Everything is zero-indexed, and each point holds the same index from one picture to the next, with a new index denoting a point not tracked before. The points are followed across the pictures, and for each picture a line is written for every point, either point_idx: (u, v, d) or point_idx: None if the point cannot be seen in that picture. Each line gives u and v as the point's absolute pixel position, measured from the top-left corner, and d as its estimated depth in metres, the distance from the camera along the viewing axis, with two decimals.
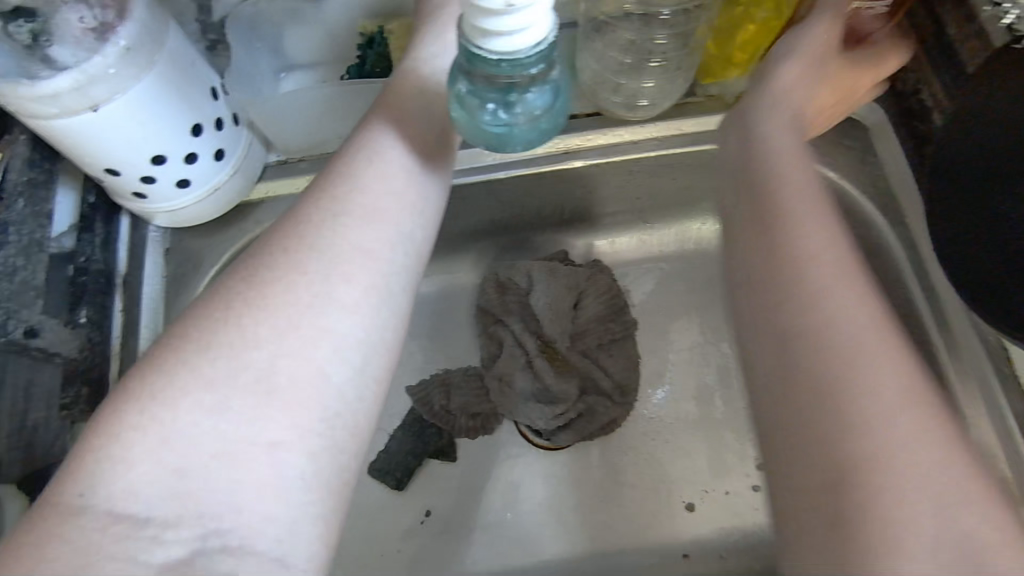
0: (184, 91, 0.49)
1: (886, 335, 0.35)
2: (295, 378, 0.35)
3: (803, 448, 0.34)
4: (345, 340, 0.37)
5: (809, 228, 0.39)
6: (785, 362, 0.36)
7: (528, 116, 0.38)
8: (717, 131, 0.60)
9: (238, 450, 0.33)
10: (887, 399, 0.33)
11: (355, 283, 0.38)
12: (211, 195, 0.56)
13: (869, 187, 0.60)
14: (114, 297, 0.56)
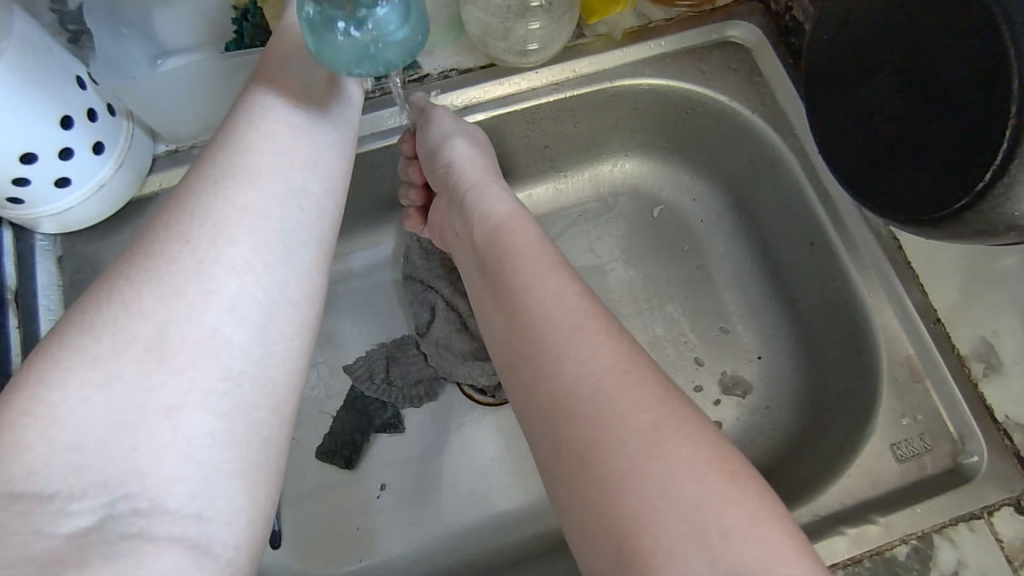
0: (45, 82, 0.46)
1: (625, 375, 0.36)
2: (187, 343, 0.33)
3: (587, 470, 0.34)
4: (238, 302, 0.35)
5: (545, 278, 0.42)
6: (557, 403, 0.37)
7: (384, 31, 0.37)
8: (612, 69, 0.62)
9: (136, 420, 0.31)
10: (613, 405, 0.35)
11: (237, 250, 0.37)
12: (96, 192, 0.53)
13: (759, 105, 0.62)
14: (7, 313, 0.52)
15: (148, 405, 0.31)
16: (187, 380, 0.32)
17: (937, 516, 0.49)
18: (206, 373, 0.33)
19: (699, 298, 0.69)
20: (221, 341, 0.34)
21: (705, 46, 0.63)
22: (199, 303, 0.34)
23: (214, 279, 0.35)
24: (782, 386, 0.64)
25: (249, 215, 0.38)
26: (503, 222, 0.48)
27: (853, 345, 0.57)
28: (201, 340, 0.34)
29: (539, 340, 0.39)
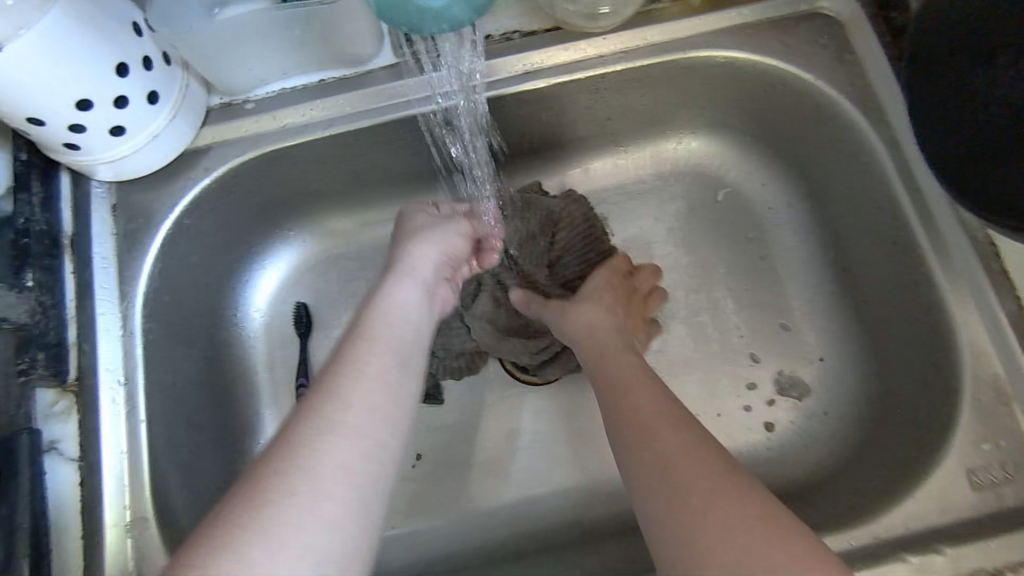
0: (102, 28, 0.45)
1: (698, 449, 0.41)
2: (378, 447, 0.40)
3: (669, 515, 0.38)
4: (388, 400, 0.41)
5: (631, 369, 0.49)
6: (642, 464, 0.42)
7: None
8: (687, 38, 0.57)
9: (336, 505, 0.37)
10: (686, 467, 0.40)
11: (374, 371, 0.42)
12: (151, 143, 0.53)
13: (847, 85, 0.56)
14: (62, 259, 0.53)
15: (299, 488, 0.36)
16: (331, 476, 0.37)
17: (1017, 554, 0.44)
18: (344, 467, 0.38)
19: (760, 291, 0.65)
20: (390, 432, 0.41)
21: (791, 18, 0.57)
22: (351, 415, 0.39)
23: (354, 395, 0.40)
24: (843, 392, 0.61)
25: (385, 340, 0.44)
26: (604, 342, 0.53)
27: (932, 358, 0.52)
28: (346, 443, 0.38)
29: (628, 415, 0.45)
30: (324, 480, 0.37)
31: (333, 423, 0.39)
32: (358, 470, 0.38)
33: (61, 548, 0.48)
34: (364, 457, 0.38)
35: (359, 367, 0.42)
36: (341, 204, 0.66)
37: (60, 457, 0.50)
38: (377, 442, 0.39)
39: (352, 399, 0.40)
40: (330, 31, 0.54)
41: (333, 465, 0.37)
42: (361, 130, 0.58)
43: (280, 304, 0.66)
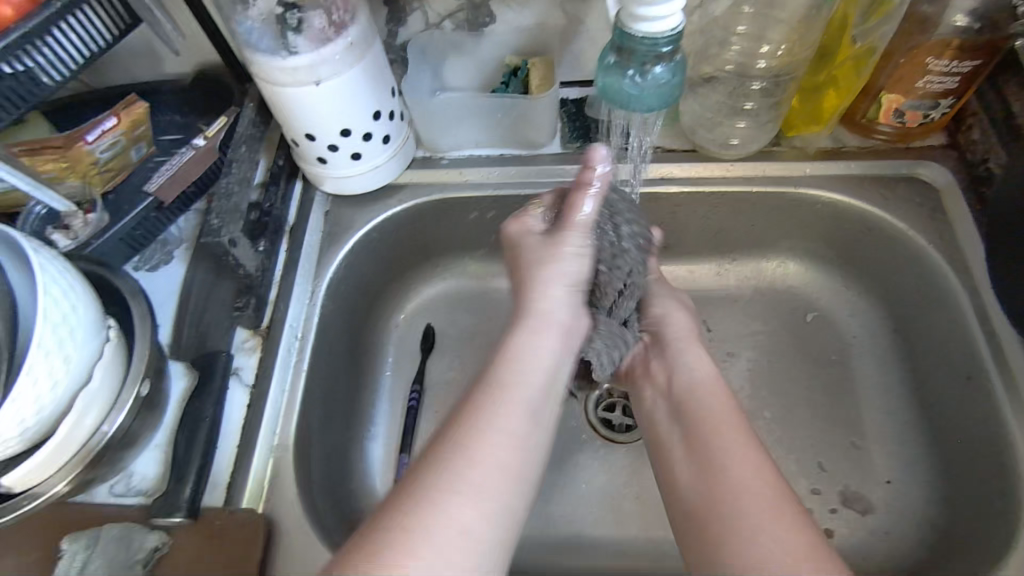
0: (376, 85, 0.63)
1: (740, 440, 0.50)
2: (486, 470, 0.43)
3: (716, 476, 0.48)
4: (505, 440, 0.44)
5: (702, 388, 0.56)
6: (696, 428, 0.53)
7: (655, 82, 0.51)
8: (798, 177, 0.70)
9: (458, 536, 0.41)
10: (725, 461, 0.49)
11: (502, 426, 0.45)
12: (371, 171, 0.70)
13: (935, 238, 0.66)
14: (282, 240, 0.70)
15: (442, 490, 0.42)
16: (448, 532, 0.40)
17: None
18: (464, 528, 0.41)
19: (834, 406, 0.71)
20: (486, 462, 0.43)
21: (893, 177, 0.69)
22: (474, 478, 0.42)
23: (479, 454, 0.43)
24: (904, 515, 0.64)
25: (522, 392, 0.47)
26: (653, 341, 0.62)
27: (996, 487, 0.56)
28: (470, 503, 0.42)
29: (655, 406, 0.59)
30: (445, 544, 0.40)
31: (461, 476, 0.42)
32: (500, 469, 0.44)
33: (222, 454, 0.59)
34: (483, 520, 0.42)
35: (491, 420, 0.45)
36: (483, 254, 0.80)
37: (239, 381, 0.62)
38: (492, 503, 0.42)
39: (476, 454, 0.43)
40: (521, 118, 0.71)
41: (459, 528, 0.41)
42: (524, 197, 0.73)
43: (414, 321, 0.80)
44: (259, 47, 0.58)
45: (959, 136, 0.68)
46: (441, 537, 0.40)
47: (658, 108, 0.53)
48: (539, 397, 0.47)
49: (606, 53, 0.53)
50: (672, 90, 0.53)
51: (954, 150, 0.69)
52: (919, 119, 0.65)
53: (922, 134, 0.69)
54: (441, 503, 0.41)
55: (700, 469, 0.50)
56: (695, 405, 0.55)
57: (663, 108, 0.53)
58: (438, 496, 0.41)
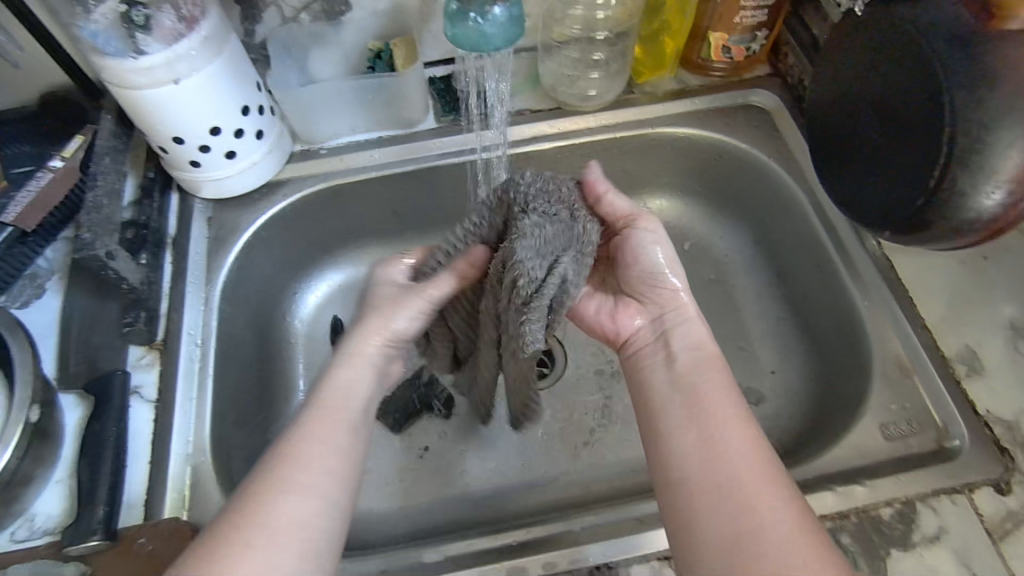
0: (240, 78, 0.63)
1: (760, 457, 0.47)
2: (306, 455, 0.50)
3: (700, 483, 0.47)
4: (334, 428, 0.53)
5: (710, 378, 0.53)
6: (685, 431, 0.50)
7: (497, 21, 0.55)
8: (652, 118, 0.77)
9: (283, 532, 0.46)
10: (791, 536, 0.43)
11: (334, 413, 0.54)
12: (249, 169, 0.70)
13: (774, 153, 0.75)
14: (164, 252, 0.68)
15: (274, 493, 0.47)
16: (285, 518, 0.46)
17: (920, 486, 0.54)
18: (313, 485, 0.49)
19: (720, 317, 0.79)
20: (308, 460, 0.50)
21: (732, 107, 0.78)
22: (313, 453, 0.50)
23: (322, 440, 0.51)
24: (790, 396, 0.72)
25: (350, 402, 0.55)
26: (702, 360, 0.54)
27: (852, 349, 0.66)
28: (329, 452, 0.51)
29: (711, 453, 0.48)
30: (300, 509, 0.47)
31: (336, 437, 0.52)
32: (326, 455, 0.51)
33: (133, 472, 0.57)
34: (321, 494, 0.48)
35: (324, 432, 0.52)
36: (379, 239, 0.82)
37: (141, 400, 0.60)
38: (335, 481, 0.50)
39: (328, 437, 0.52)
40: (393, 99, 0.73)
41: (290, 515, 0.46)
42: (409, 174, 0.75)
43: (321, 315, 0.79)
44: (107, 50, 0.56)
45: (780, 65, 0.78)
46: (299, 496, 0.48)
47: (507, 47, 0.57)
48: (366, 384, 0.57)
49: (450, 5, 0.56)
50: (516, 28, 0.57)
51: (777, 77, 0.79)
52: (744, 53, 0.75)
53: (749, 67, 0.79)
54: (268, 505, 0.47)
55: (697, 457, 0.48)
56: (694, 381, 0.53)
57: (512, 45, 0.56)
58: (272, 492, 0.47)
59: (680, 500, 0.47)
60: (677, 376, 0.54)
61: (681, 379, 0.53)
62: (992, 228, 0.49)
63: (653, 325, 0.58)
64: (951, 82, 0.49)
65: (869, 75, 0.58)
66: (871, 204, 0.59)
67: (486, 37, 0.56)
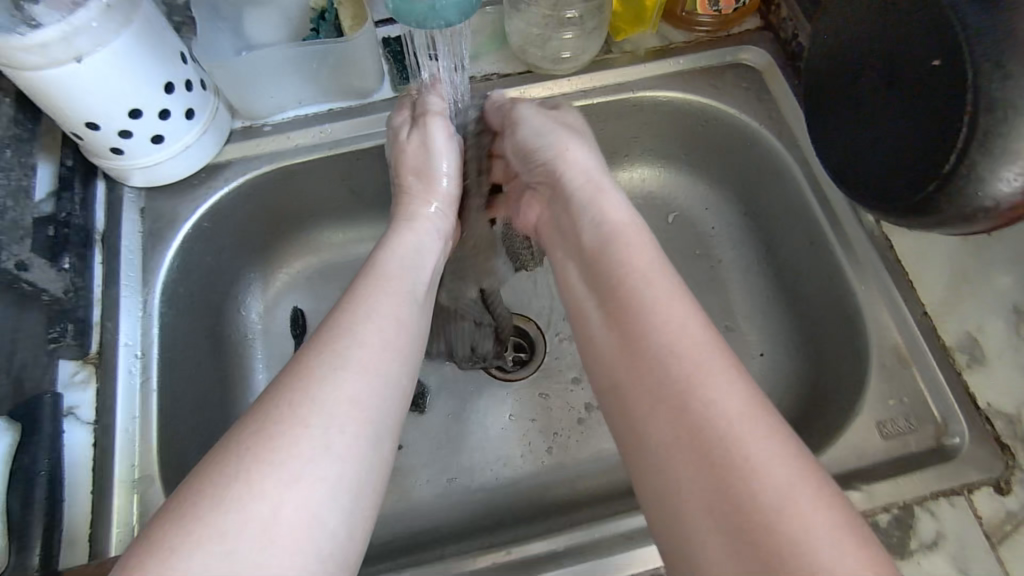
0: (157, 51, 0.55)
1: (726, 378, 0.37)
2: (371, 352, 0.43)
3: (668, 437, 0.36)
4: (375, 332, 0.44)
5: (644, 277, 0.44)
6: (637, 369, 0.39)
7: None
8: (634, 80, 0.69)
9: (319, 440, 0.38)
10: (750, 444, 0.34)
11: (389, 304, 0.47)
12: (182, 152, 0.62)
13: (766, 117, 0.68)
14: (93, 251, 0.61)
15: (323, 385, 0.40)
16: (337, 407, 0.40)
17: (919, 489, 0.52)
18: (355, 400, 0.41)
19: (706, 296, 0.74)
20: (351, 367, 0.42)
21: (719, 65, 0.70)
22: (358, 357, 0.42)
23: (358, 332, 0.44)
24: (781, 381, 0.68)
25: (388, 291, 0.48)
26: (616, 229, 0.48)
27: (848, 334, 0.62)
28: (353, 353, 0.43)
29: (648, 370, 0.39)
30: (329, 421, 0.39)
31: (352, 361, 0.42)
32: (385, 352, 0.44)
33: (74, 506, 0.52)
34: (373, 393, 0.42)
35: (366, 320, 0.45)
36: (339, 219, 0.74)
37: (77, 421, 0.55)
38: (378, 380, 0.42)
39: (356, 336, 0.43)
40: (341, 66, 0.65)
41: (345, 401, 0.40)
42: (364, 150, 0.67)
43: (279, 306, 0.73)
44: None
45: (772, 16, 0.70)
46: (332, 410, 0.39)
47: (460, 19, 0.48)
48: (413, 283, 0.50)
49: None
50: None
51: (769, 30, 0.71)
52: (733, 5, 0.68)
53: (738, 19, 0.71)
54: (305, 408, 0.39)
55: (659, 403, 0.37)
56: (634, 300, 0.43)
57: (464, 17, 0.48)
58: (313, 387, 0.40)
59: (642, 462, 0.37)
60: (614, 285, 0.45)
61: (617, 314, 0.43)
62: (1008, 215, 0.44)
63: (584, 197, 0.52)
64: (975, 48, 0.42)
65: (876, 34, 0.51)
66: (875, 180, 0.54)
67: (433, 10, 0.47)
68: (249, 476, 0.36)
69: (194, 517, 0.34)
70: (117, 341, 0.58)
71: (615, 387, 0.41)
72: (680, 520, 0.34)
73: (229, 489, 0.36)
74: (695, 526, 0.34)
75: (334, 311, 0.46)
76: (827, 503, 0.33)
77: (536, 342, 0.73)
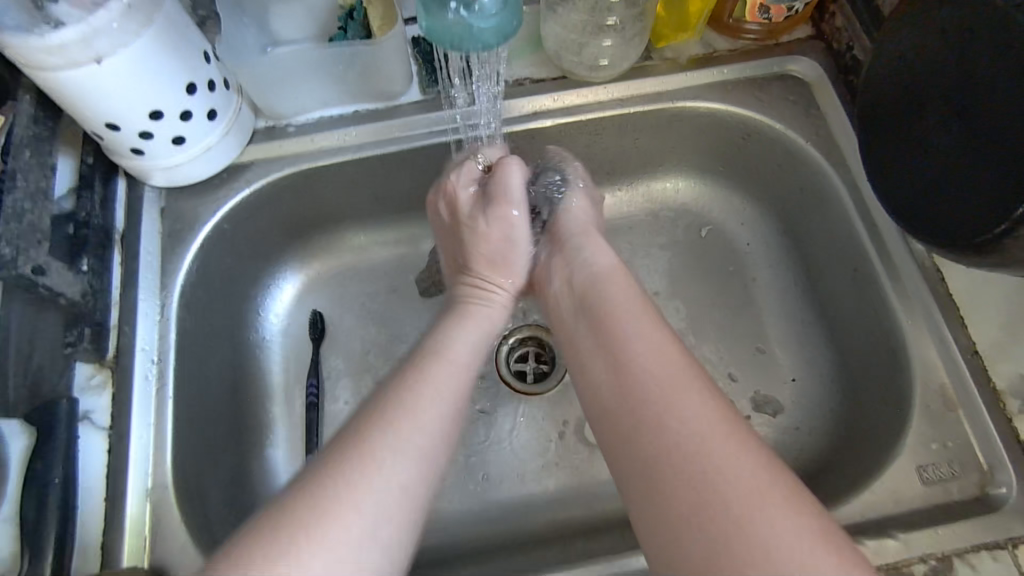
0: (179, 52, 0.53)
1: (692, 403, 0.40)
2: (425, 430, 0.43)
3: (653, 471, 0.39)
4: (432, 401, 0.44)
5: (624, 319, 0.47)
6: (625, 408, 0.42)
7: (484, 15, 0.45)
8: (673, 90, 0.66)
9: (367, 513, 0.38)
10: (723, 470, 0.37)
11: (442, 377, 0.47)
12: (204, 153, 0.60)
13: (813, 134, 0.65)
14: (111, 252, 0.59)
15: (382, 453, 0.40)
16: (392, 485, 0.40)
17: (960, 541, 0.49)
18: (408, 474, 0.41)
19: (738, 315, 0.71)
20: (406, 439, 0.42)
21: (766, 76, 0.67)
22: (415, 430, 0.42)
23: (422, 408, 0.44)
24: (813, 409, 0.65)
25: (453, 364, 0.48)
26: (600, 276, 0.52)
27: (890, 368, 0.59)
28: (414, 427, 0.43)
29: (628, 409, 0.42)
30: (385, 500, 0.39)
31: (411, 446, 0.42)
32: (439, 430, 0.44)
33: (88, 514, 0.51)
34: (423, 479, 0.41)
35: (429, 387, 0.45)
36: (361, 223, 0.72)
37: (92, 427, 0.54)
38: (433, 461, 0.43)
39: (421, 413, 0.44)
40: (368, 68, 0.62)
41: (398, 484, 0.40)
42: (390, 155, 0.65)
43: (298, 309, 0.71)
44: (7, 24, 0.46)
45: (824, 26, 0.67)
46: (383, 483, 0.39)
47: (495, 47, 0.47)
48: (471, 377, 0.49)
49: None
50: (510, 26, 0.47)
51: (821, 40, 0.67)
52: (784, 13, 0.63)
53: (788, 28, 0.67)
54: (361, 482, 0.39)
55: (642, 439, 0.40)
56: (612, 343, 0.46)
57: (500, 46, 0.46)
58: (372, 456, 0.40)
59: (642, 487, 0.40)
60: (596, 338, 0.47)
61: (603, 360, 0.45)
62: None
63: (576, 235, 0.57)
64: None
65: (943, 58, 0.47)
66: (931, 212, 0.51)
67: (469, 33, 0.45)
68: (302, 541, 0.36)
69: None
70: (135, 346, 0.57)
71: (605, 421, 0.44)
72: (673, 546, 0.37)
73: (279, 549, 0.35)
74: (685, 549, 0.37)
75: (390, 380, 0.45)
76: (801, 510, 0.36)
77: (558, 357, 0.71)
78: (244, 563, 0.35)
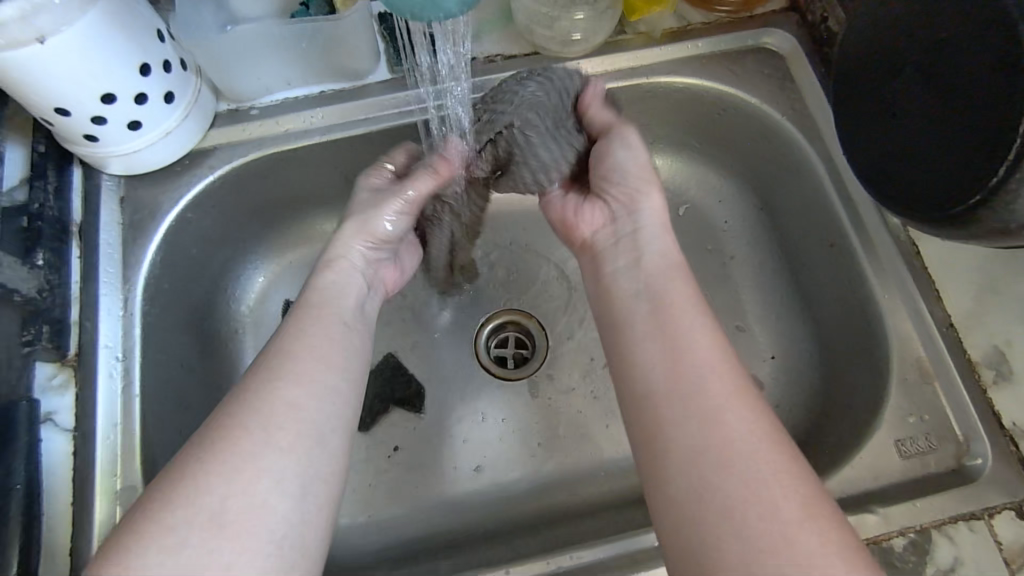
0: (129, 31, 0.50)
1: (762, 438, 0.40)
2: (308, 361, 0.46)
3: (699, 472, 0.39)
4: (321, 344, 0.47)
5: (689, 325, 0.46)
6: (688, 408, 0.41)
7: None
8: (647, 65, 0.65)
9: (264, 440, 0.41)
10: (778, 489, 0.38)
11: (326, 318, 0.49)
12: (162, 138, 0.58)
13: (789, 108, 0.64)
14: (70, 244, 0.57)
15: (269, 384, 0.44)
16: (287, 411, 0.42)
17: (937, 513, 0.49)
18: (300, 405, 0.43)
19: (716, 294, 0.70)
20: (292, 372, 0.44)
21: (741, 50, 0.65)
22: (308, 363, 0.45)
23: (305, 349, 0.46)
24: (793, 386, 0.65)
25: (336, 308, 0.51)
26: (666, 266, 0.51)
27: (867, 343, 0.58)
28: (308, 362, 0.45)
29: (694, 410, 0.41)
30: (283, 424, 0.42)
31: (290, 378, 0.44)
32: (330, 362, 0.46)
33: (53, 519, 0.50)
34: (319, 401, 0.44)
35: (313, 323, 0.49)
36: (332, 208, 0.70)
37: (55, 428, 0.52)
38: (330, 389, 0.45)
39: (302, 351, 0.46)
40: (332, 46, 0.60)
41: (289, 407, 0.43)
42: (358, 138, 0.63)
43: (269, 299, 0.69)
44: None
45: None
46: (277, 415, 0.42)
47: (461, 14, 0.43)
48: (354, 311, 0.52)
49: None
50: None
51: (795, 12, 0.66)
52: None
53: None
54: (252, 418, 0.41)
55: (699, 436, 0.40)
56: (681, 337, 0.45)
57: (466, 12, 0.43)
58: (259, 393, 0.43)
59: (684, 486, 0.39)
60: (649, 322, 0.47)
61: (670, 357, 0.44)
62: None
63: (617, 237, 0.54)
64: None
65: (918, 26, 0.46)
66: (906, 184, 0.50)
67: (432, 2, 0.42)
68: (206, 474, 0.39)
69: (153, 518, 0.37)
70: (97, 342, 0.55)
71: (659, 417, 0.42)
72: (700, 548, 0.37)
73: (192, 485, 0.38)
74: (719, 554, 0.37)
75: (287, 328, 0.48)
76: (847, 548, 0.37)
77: (536, 341, 0.70)
78: (152, 507, 0.38)
